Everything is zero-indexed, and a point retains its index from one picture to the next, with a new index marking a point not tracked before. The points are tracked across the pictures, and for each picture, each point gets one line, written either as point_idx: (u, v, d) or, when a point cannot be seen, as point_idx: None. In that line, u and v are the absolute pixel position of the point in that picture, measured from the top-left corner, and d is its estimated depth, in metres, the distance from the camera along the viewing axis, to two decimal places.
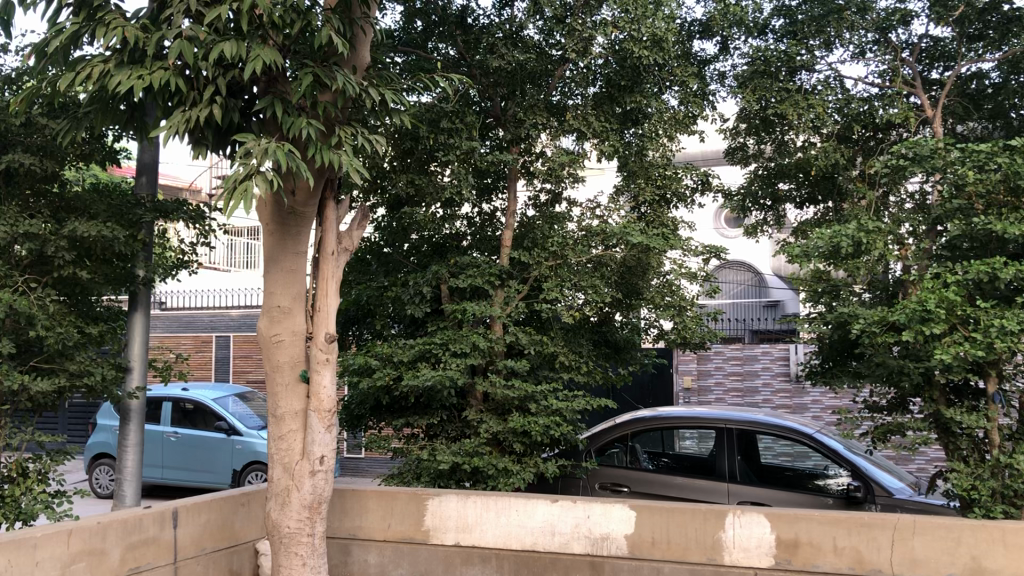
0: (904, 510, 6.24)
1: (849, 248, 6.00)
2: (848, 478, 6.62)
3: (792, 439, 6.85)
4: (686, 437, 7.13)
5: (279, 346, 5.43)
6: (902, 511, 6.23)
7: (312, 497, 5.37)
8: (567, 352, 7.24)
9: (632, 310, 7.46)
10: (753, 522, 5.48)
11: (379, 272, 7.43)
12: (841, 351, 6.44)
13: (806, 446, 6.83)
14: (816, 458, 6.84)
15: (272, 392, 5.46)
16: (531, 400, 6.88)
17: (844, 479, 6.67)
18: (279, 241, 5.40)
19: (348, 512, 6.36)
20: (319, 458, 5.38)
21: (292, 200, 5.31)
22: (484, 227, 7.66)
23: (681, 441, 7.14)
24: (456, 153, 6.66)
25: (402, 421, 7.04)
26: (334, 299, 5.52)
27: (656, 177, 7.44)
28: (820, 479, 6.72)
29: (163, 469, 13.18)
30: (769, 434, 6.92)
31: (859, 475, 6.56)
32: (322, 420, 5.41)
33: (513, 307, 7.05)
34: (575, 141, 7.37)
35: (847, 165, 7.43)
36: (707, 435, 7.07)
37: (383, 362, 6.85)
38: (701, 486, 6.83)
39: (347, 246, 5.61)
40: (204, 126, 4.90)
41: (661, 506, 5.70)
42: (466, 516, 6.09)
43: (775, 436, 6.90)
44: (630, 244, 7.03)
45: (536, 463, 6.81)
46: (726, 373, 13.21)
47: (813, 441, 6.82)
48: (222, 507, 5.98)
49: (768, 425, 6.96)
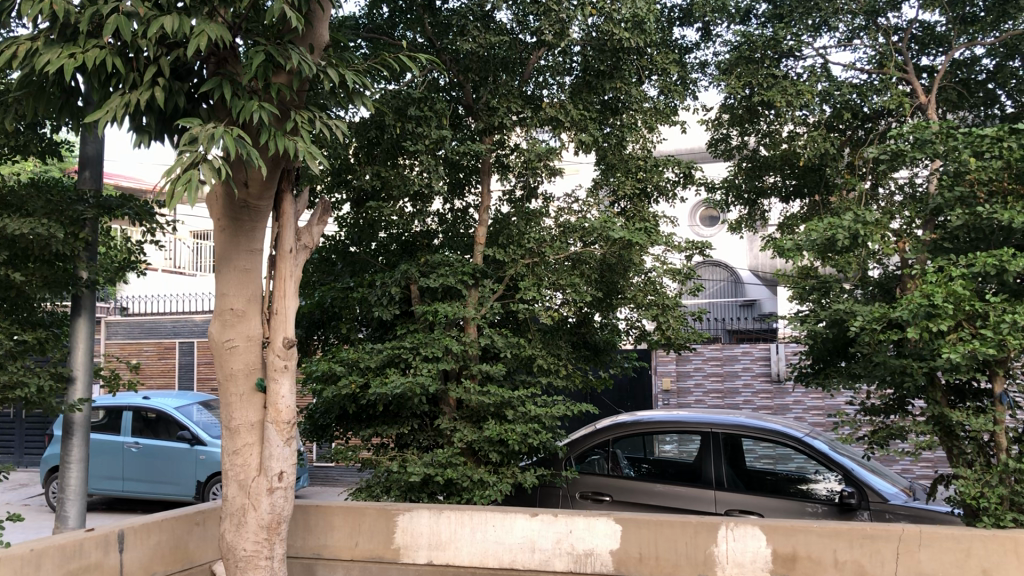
0: (897, 516, 5.91)
1: (845, 241, 5.66)
2: (839, 482, 6.25)
3: (776, 442, 6.51)
4: (667, 441, 6.78)
5: (232, 353, 4.99)
6: (894, 517, 5.91)
7: (270, 516, 4.93)
8: (546, 356, 6.83)
9: (613, 309, 7.08)
10: (748, 535, 5.11)
11: (345, 273, 6.99)
12: (832, 351, 6.10)
13: (791, 448, 6.47)
14: (800, 460, 6.45)
15: (225, 402, 5.02)
16: (508, 406, 6.47)
17: (834, 484, 6.29)
18: (232, 238, 4.96)
19: (312, 530, 5.90)
20: (277, 474, 4.95)
21: (245, 192, 4.86)
22: (456, 224, 7.22)
23: (661, 446, 6.78)
24: (424, 142, 6.22)
25: (370, 431, 6.57)
26: (293, 301, 5.10)
27: (635, 170, 7.09)
28: (808, 484, 6.36)
29: (124, 481, 12.60)
30: (752, 437, 6.57)
31: (851, 479, 6.19)
32: (281, 432, 4.98)
33: (488, 308, 6.63)
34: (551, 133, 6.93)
35: (835, 157, 7.13)
36: (689, 439, 6.72)
37: (348, 368, 6.40)
38: (687, 495, 6.44)
39: (307, 243, 5.18)
40: (145, 111, 4.44)
41: (648, 519, 5.32)
42: (439, 533, 5.67)
43: (757, 438, 6.55)
44: (610, 240, 6.65)
45: (514, 474, 6.41)
46: (705, 374, 12.87)
47: (799, 444, 6.45)
48: (173, 527, 5.51)
49: (752, 428, 6.62)
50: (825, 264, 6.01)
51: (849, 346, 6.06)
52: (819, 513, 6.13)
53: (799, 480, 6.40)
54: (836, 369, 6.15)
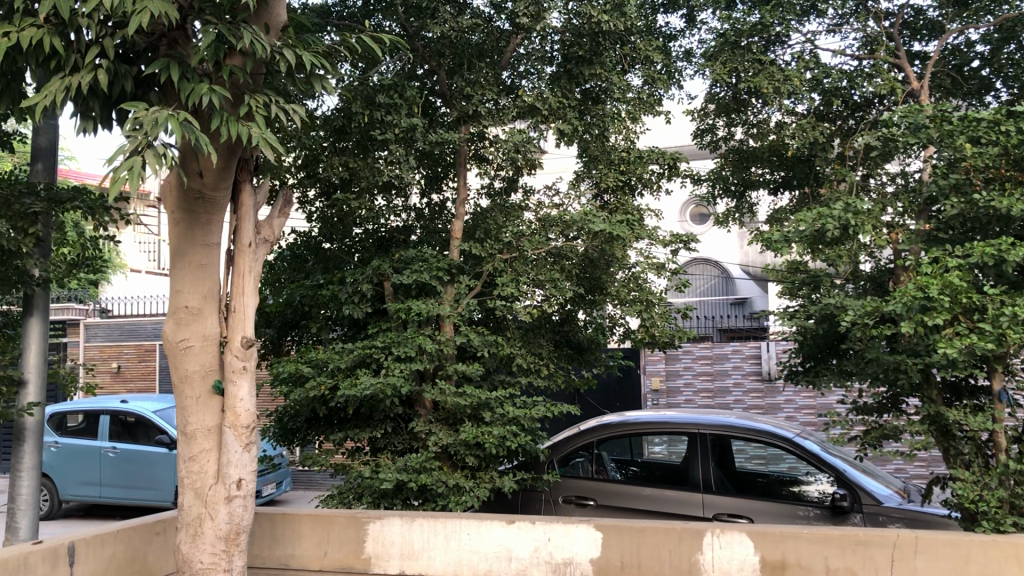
0: (891, 519, 5.66)
1: (835, 232, 5.41)
2: (831, 484, 5.98)
3: (766, 442, 6.26)
4: (656, 443, 6.51)
5: (187, 353, 4.71)
6: (888, 520, 5.65)
7: (228, 526, 4.64)
8: (525, 355, 6.56)
9: (596, 306, 6.80)
10: (735, 542, 4.85)
11: (317, 270, 6.70)
12: (823, 348, 5.85)
13: (781, 448, 6.21)
14: (790, 461, 6.21)
15: (181, 406, 4.74)
16: (485, 408, 6.19)
17: (825, 486, 6.02)
18: (186, 231, 4.67)
19: (279, 539, 5.60)
20: (236, 482, 4.66)
21: (199, 182, 4.57)
22: (432, 219, 6.94)
23: (650, 448, 6.51)
24: (394, 130, 5.94)
25: (341, 435, 6.30)
26: (252, 298, 4.82)
27: (617, 162, 6.82)
28: (800, 486, 6.09)
29: (100, 487, 12.27)
30: (741, 438, 6.30)
31: (844, 481, 5.93)
32: (239, 437, 4.69)
33: (464, 305, 6.36)
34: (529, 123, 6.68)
35: (824, 147, 6.88)
36: (678, 440, 6.46)
37: (317, 370, 6.11)
38: (673, 498, 6.17)
39: (267, 237, 4.90)
40: (88, 94, 4.15)
41: (630, 525, 5.06)
42: (411, 541, 5.40)
43: (747, 438, 6.29)
44: (591, 234, 6.38)
45: (492, 479, 6.13)
46: (695, 373, 12.60)
47: (789, 444, 6.20)
48: (130, 538, 5.21)
49: (741, 428, 6.36)
50: (815, 258, 5.73)
51: (841, 342, 5.79)
52: (812, 516, 5.86)
53: (791, 481, 6.14)
54: (828, 368, 5.88)
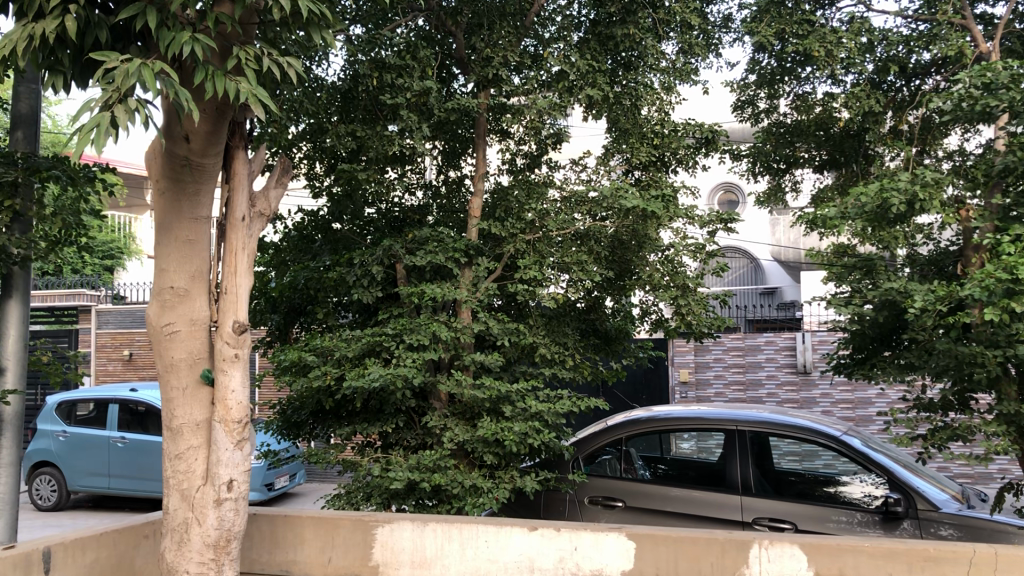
0: (943, 525, 5.07)
1: (901, 207, 4.81)
2: (881, 487, 5.36)
3: (801, 438, 5.67)
4: (685, 439, 5.96)
5: (172, 339, 4.22)
6: (940, 528, 5.05)
7: (218, 533, 4.15)
8: (550, 344, 6.05)
9: (625, 292, 6.30)
10: (786, 555, 4.31)
11: (324, 251, 6.20)
12: (877, 338, 5.42)
13: (817, 444, 5.63)
14: (827, 457, 5.62)
15: (167, 399, 4.25)
16: (505, 401, 5.68)
17: (873, 487, 5.41)
18: (172, 204, 4.20)
19: (280, 543, 5.12)
20: (226, 484, 4.17)
21: (186, 148, 4.08)
22: (449, 198, 6.50)
23: (679, 444, 5.98)
24: (406, 95, 5.40)
25: (349, 429, 5.80)
26: (246, 279, 4.32)
27: (650, 135, 6.30)
28: (838, 487, 5.50)
29: (109, 478, 11.89)
30: (779, 432, 5.73)
31: (896, 483, 5.31)
32: (230, 433, 4.20)
33: (483, 289, 5.84)
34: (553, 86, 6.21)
35: (876, 121, 6.36)
36: (708, 436, 5.89)
37: (322, 359, 5.61)
38: (709, 501, 5.60)
39: (262, 211, 4.40)
40: (57, 46, 3.66)
41: (666, 536, 4.53)
42: (423, 549, 4.90)
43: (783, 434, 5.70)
44: (622, 213, 5.85)
45: (512, 479, 5.61)
46: (726, 365, 12.01)
47: (833, 441, 5.60)
48: (115, 543, 4.75)
49: (781, 424, 5.78)
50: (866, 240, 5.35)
51: (894, 332, 5.40)
52: (863, 522, 5.23)
53: (826, 482, 5.56)
54: (879, 361, 5.49)
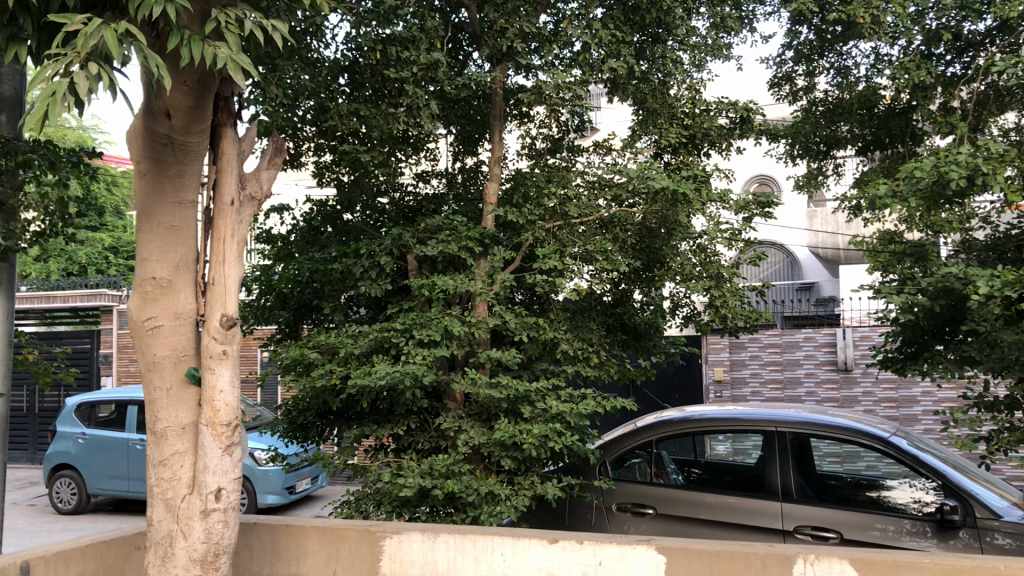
0: (1006, 536, 4.49)
1: (961, 182, 4.31)
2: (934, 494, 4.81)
3: (842, 437, 5.16)
4: (720, 441, 5.48)
5: (154, 334, 3.86)
6: (1002, 539, 4.48)
7: (204, 548, 3.78)
8: (572, 340, 5.63)
9: (654, 285, 5.86)
10: (834, 571, 3.86)
11: (333, 243, 5.85)
12: (928, 331, 5.04)
13: (863, 446, 5.10)
14: (872, 459, 5.07)
15: (150, 400, 3.89)
16: (524, 402, 5.28)
17: (926, 494, 4.86)
18: (154, 187, 3.84)
19: (281, 555, 4.75)
20: (214, 493, 3.80)
21: (167, 125, 3.72)
22: (466, 185, 6.19)
23: (712, 447, 5.53)
24: (413, 69, 5.02)
25: (358, 432, 5.44)
26: (236, 268, 3.95)
27: (680, 116, 5.92)
28: (884, 492, 4.97)
29: (128, 482, 11.66)
30: (820, 433, 5.22)
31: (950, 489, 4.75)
32: (218, 438, 3.83)
33: (499, 281, 5.45)
34: (572, 57, 5.77)
35: (926, 96, 5.89)
36: (745, 437, 5.41)
37: (326, 356, 5.24)
38: (746, 508, 5.13)
39: (253, 194, 4.03)
40: (18, 9, 3.32)
41: (700, 548, 4.09)
42: (434, 563, 4.51)
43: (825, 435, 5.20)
44: (650, 197, 5.42)
45: (532, 485, 5.20)
46: (762, 363, 11.51)
47: (879, 442, 5.06)
48: (104, 554, 4.41)
49: (824, 424, 5.27)
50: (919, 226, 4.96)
51: (948, 323, 4.98)
52: (913, 532, 4.73)
53: (870, 486, 5.04)
54: (930, 354, 5.09)
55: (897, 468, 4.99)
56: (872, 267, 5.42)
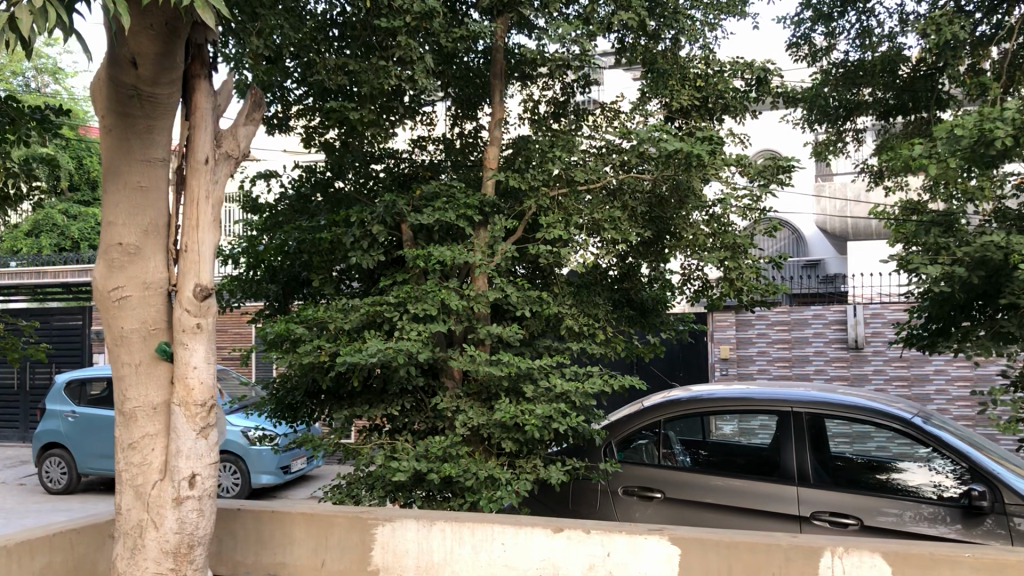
0: None
1: (1005, 143, 3.95)
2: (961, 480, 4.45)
3: (853, 416, 4.82)
4: (727, 421, 5.14)
5: (122, 305, 3.53)
6: None
7: (177, 539, 3.45)
8: (577, 315, 5.29)
9: (664, 258, 5.53)
10: (865, 566, 3.54)
11: (323, 212, 5.50)
12: (952, 307, 4.77)
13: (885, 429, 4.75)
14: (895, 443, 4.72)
15: (117, 377, 3.56)
16: (527, 380, 4.94)
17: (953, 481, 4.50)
18: (120, 144, 3.49)
19: (266, 544, 4.44)
20: (187, 479, 3.48)
21: (133, 74, 3.37)
22: (464, 151, 5.83)
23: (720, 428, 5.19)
24: (406, 19, 4.64)
25: (349, 412, 5.11)
26: (211, 233, 3.61)
27: (693, 77, 5.56)
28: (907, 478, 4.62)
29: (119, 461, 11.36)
30: (838, 415, 4.86)
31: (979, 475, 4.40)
32: (192, 419, 3.50)
33: (500, 252, 5.11)
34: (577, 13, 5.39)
35: (955, 56, 5.53)
36: (752, 417, 5.06)
37: (314, 331, 4.91)
38: (761, 493, 4.77)
39: (229, 152, 3.70)
40: None
41: (718, 540, 3.77)
42: (429, 552, 4.18)
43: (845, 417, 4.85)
44: (661, 162, 5.07)
45: (535, 469, 4.88)
46: (770, 340, 11.17)
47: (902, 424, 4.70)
48: (73, 543, 4.09)
49: (843, 404, 4.90)
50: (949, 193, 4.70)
51: (979, 299, 4.67)
52: (936, 519, 4.39)
53: (892, 470, 4.70)
54: (957, 331, 4.83)
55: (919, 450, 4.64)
56: (895, 238, 5.08)
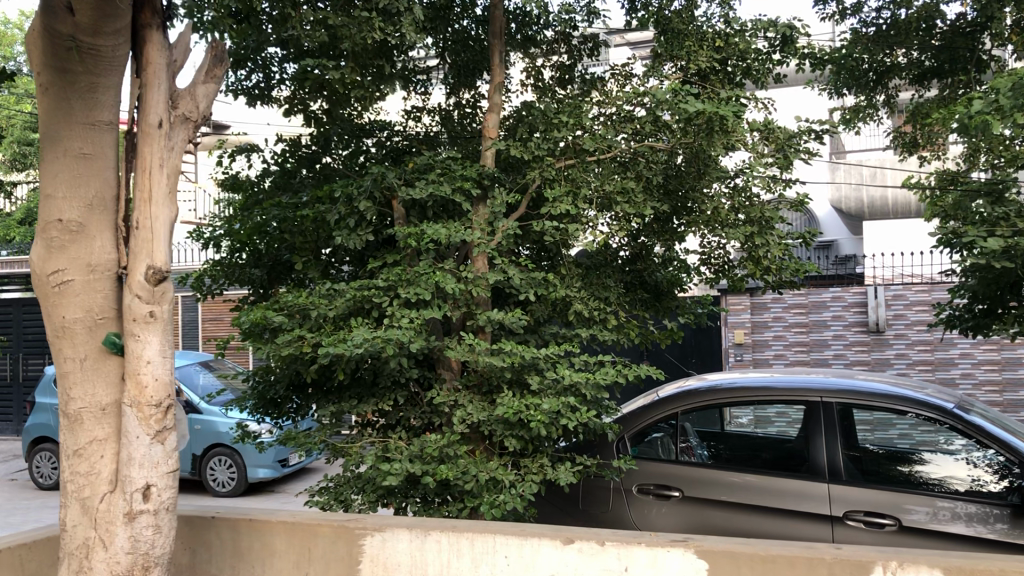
0: None
1: None
2: (1008, 475, 3.97)
3: (871, 403, 4.32)
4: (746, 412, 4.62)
5: (63, 291, 3.06)
6: None
7: (129, 560, 3.00)
8: (587, 299, 4.81)
9: (680, 236, 5.04)
10: None
11: (307, 188, 5.01)
12: (999, 286, 4.30)
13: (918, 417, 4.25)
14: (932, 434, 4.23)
15: (61, 375, 3.10)
16: (531, 371, 4.48)
17: (998, 475, 4.01)
18: (59, 105, 3.02)
19: (243, 556, 3.98)
20: (140, 491, 3.02)
21: (71, 23, 2.90)
22: (462, 121, 5.34)
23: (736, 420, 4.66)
24: None
25: (336, 408, 4.64)
26: (166, 208, 3.14)
27: (711, 37, 5.06)
28: (948, 473, 4.13)
29: None
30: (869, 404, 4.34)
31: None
32: (146, 421, 3.05)
33: (502, 230, 4.63)
34: None
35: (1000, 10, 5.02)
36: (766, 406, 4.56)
37: (295, 319, 4.44)
38: (790, 490, 4.24)
39: (187, 114, 3.23)
40: None
41: (751, 553, 3.30)
42: (423, 565, 3.73)
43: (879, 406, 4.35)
44: (677, 129, 4.59)
45: (542, 469, 4.41)
46: (787, 324, 10.68)
47: (938, 412, 4.20)
48: (24, 561, 3.59)
49: (873, 390, 4.39)
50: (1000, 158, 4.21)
51: None
52: (983, 518, 3.89)
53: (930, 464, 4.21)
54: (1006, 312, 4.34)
55: (954, 443, 4.16)
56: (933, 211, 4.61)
